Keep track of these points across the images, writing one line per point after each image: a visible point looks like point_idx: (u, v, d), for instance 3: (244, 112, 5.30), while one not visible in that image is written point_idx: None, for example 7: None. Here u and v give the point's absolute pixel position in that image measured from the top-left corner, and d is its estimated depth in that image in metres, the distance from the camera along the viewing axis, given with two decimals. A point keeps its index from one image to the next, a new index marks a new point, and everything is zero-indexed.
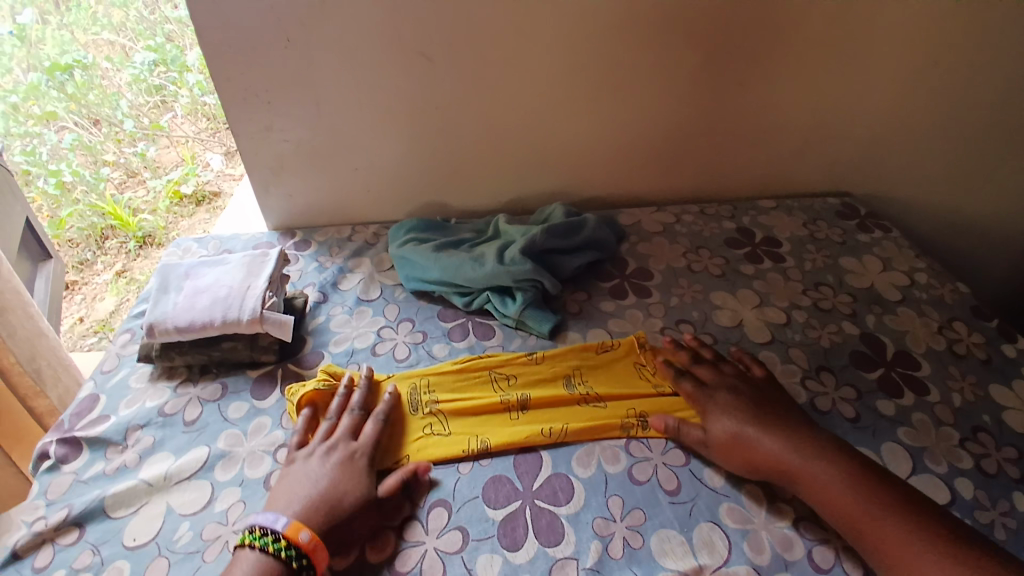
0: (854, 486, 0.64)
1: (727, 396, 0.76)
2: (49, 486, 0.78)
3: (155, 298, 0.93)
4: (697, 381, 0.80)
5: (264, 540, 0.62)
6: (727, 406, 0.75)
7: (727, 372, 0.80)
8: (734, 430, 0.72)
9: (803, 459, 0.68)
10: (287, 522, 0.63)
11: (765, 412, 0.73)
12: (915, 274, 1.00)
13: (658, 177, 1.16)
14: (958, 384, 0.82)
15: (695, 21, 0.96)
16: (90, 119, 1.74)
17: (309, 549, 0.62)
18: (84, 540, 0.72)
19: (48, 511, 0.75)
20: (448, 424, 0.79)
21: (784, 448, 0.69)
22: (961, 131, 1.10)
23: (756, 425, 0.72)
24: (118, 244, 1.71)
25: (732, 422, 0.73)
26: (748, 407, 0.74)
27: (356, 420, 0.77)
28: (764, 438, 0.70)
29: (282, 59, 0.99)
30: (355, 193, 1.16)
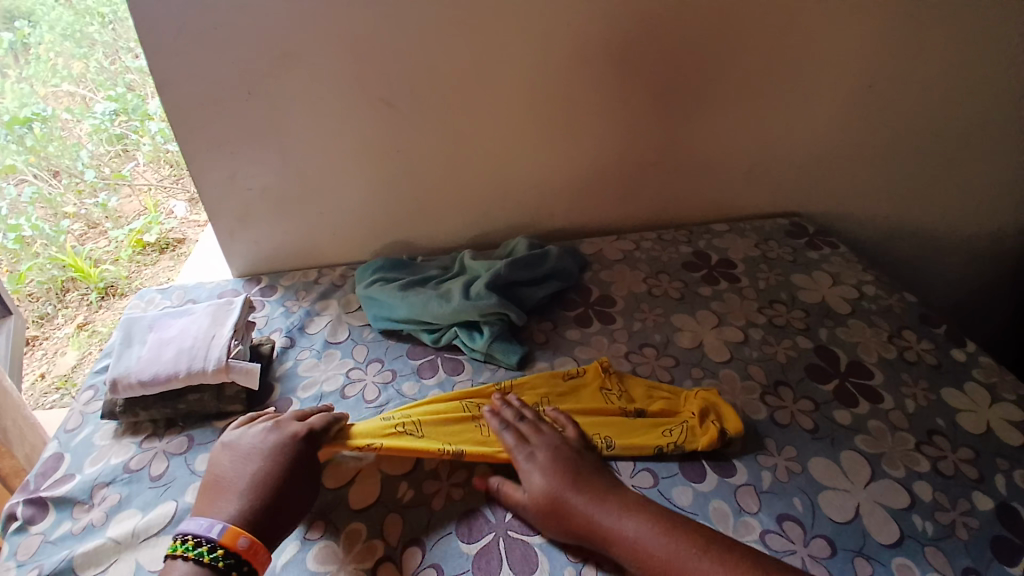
0: (664, 539, 0.63)
1: (546, 453, 0.74)
2: (18, 547, 0.76)
3: (118, 353, 0.92)
4: (521, 439, 0.77)
5: (197, 551, 0.62)
6: (548, 467, 0.71)
7: (548, 432, 0.77)
8: (553, 494, 0.68)
9: (615, 516, 0.65)
10: (223, 530, 0.63)
11: (574, 473, 0.71)
12: (864, 287, 1.05)
13: (617, 207, 1.21)
14: (911, 389, 0.86)
15: (641, 59, 1.02)
16: (49, 170, 1.69)
17: (247, 554, 0.62)
18: None
19: (19, 572, 0.72)
20: (420, 428, 0.81)
21: (598, 510, 0.66)
22: (896, 150, 1.17)
23: (570, 486, 0.69)
24: (80, 295, 1.68)
25: (550, 484, 0.69)
26: (562, 465, 0.71)
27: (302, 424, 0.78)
28: (576, 497, 0.68)
29: (243, 110, 1.01)
30: (320, 236, 1.17)
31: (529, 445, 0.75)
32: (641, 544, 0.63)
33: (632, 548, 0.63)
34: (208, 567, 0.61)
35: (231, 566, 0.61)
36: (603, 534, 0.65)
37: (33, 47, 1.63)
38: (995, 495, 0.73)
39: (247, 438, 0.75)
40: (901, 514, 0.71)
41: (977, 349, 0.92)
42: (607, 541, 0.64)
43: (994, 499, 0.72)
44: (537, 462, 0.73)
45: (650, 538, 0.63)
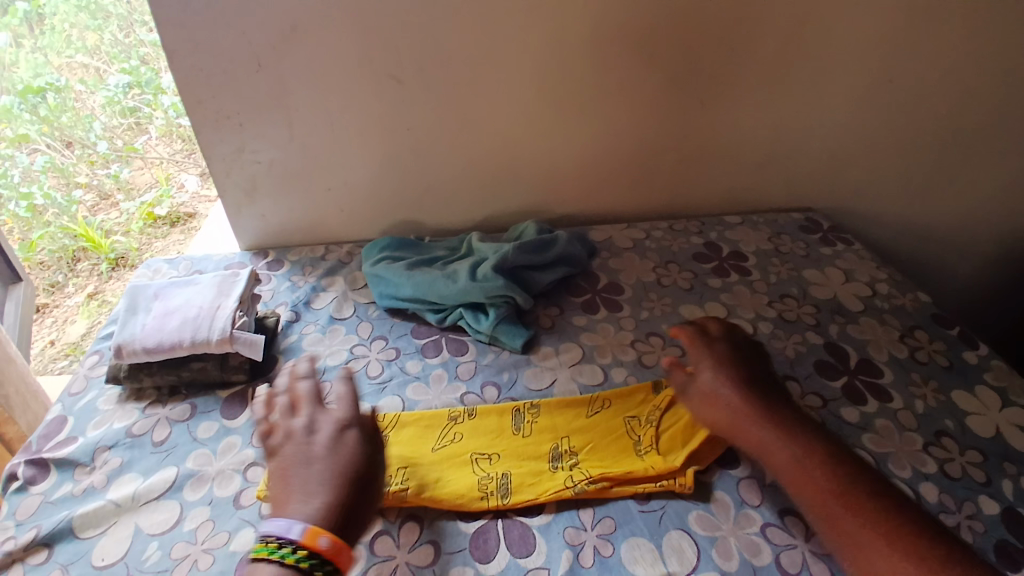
0: (839, 485, 0.62)
1: (742, 373, 0.76)
2: (18, 506, 0.77)
3: (124, 319, 0.92)
4: (706, 333, 0.82)
5: (280, 553, 0.60)
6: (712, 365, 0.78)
7: (738, 357, 0.79)
8: (732, 412, 0.72)
9: (786, 443, 0.67)
10: (303, 530, 0.61)
11: (772, 407, 0.71)
12: (876, 285, 1.04)
13: (629, 194, 1.19)
14: (919, 390, 0.85)
15: (655, 45, 1.00)
16: (63, 142, 1.70)
17: (331, 553, 0.61)
18: (54, 560, 0.71)
19: (18, 531, 0.74)
20: (455, 433, 0.80)
21: (772, 435, 0.68)
22: (915, 146, 1.15)
23: (724, 386, 0.74)
24: (91, 266, 1.68)
25: (737, 402, 0.72)
26: (748, 389, 0.73)
27: (310, 383, 0.79)
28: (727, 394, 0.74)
29: (252, 82, 1.00)
30: (328, 213, 1.16)
31: (711, 338, 0.81)
32: (815, 480, 0.63)
33: (804, 482, 0.64)
34: (292, 568, 0.59)
35: (316, 565, 0.59)
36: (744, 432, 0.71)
37: (47, 18, 1.66)
38: (1001, 499, 0.72)
39: (303, 427, 0.72)
40: None
41: (989, 352, 0.91)
42: (783, 471, 0.66)
43: (1000, 504, 0.71)
44: (715, 354, 0.79)
45: (827, 477, 0.63)
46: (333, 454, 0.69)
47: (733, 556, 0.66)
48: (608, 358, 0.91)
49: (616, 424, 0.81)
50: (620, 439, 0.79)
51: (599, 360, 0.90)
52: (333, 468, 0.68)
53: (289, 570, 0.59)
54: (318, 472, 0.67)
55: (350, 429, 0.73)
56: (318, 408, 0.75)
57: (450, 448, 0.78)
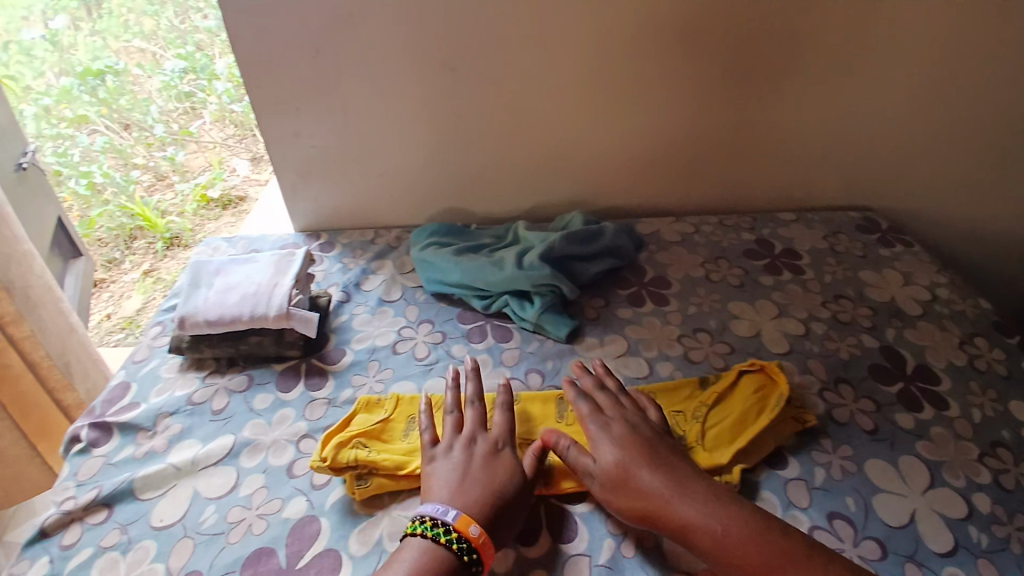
0: (726, 531, 0.61)
1: (622, 431, 0.72)
2: (79, 468, 0.82)
3: (187, 293, 0.97)
4: (596, 408, 0.76)
5: (434, 531, 0.63)
6: (610, 442, 0.71)
7: (628, 407, 0.76)
8: (622, 466, 0.68)
9: (681, 498, 0.64)
10: (458, 516, 0.64)
11: (675, 459, 0.68)
12: (937, 289, 0.99)
13: (678, 188, 1.17)
14: (978, 399, 0.82)
15: (713, 35, 0.98)
16: (121, 124, 1.82)
17: (478, 543, 0.62)
18: (112, 520, 0.75)
19: (78, 491, 0.78)
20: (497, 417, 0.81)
21: (666, 487, 0.65)
22: (987, 146, 1.09)
23: (642, 466, 0.67)
24: (146, 244, 1.74)
25: (619, 456, 0.69)
26: (631, 441, 0.70)
27: (479, 406, 0.78)
28: (645, 477, 0.66)
29: (312, 68, 1.02)
30: (379, 198, 1.19)
31: (606, 417, 0.74)
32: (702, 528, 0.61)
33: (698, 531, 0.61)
34: (442, 548, 0.62)
35: (464, 550, 0.62)
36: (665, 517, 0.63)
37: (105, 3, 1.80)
38: None
39: (462, 438, 0.74)
40: (957, 523, 0.68)
41: None
42: (679, 524, 0.62)
43: None
44: (614, 433, 0.72)
45: (711, 524, 0.62)
46: (490, 471, 0.69)
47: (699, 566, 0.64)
48: (654, 351, 0.90)
49: None
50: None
51: (645, 353, 0.90)
52: (491, 482, 0.68)
53: (441, 549, 0.62)
54: (473, 479, 0.68)
55: (504, 449, 0.73)
56: (481, 425, 0.76)
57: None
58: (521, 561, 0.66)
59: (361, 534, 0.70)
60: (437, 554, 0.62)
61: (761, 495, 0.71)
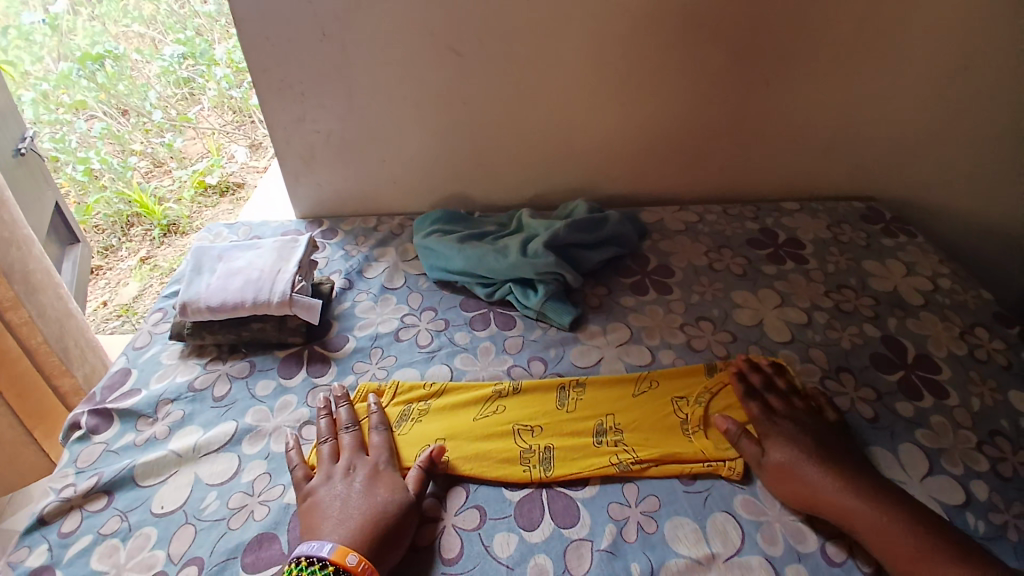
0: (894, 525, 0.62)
1: (794, 427, 0.74)
2: (79, 455, 0.82)
3: (189, 279, 0.97)
4: (769, 406, 0.77)
5: (311, 570, 0.61)
6: (783, 436, 0.73)
7: (798, 407, 0.77)
8: (792, 460, 0.70)
9: (850, 490, 0.66)
10: (333, 548, 0.62)
11: (836, 455, 0.70)
12: (939, 279, 1.00)
13: (682, 177, 1.17)
14: (978, 388, 0.82)
15: (724, 22, 0.97)
16: (118, 109, 1.79)
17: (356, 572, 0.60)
18: (113, 507, 0.75)
19: (78, 478, 0.79)
20: (499, 404, 0.82)
21: (837, 480, 0.67)
22: (995, 138, 1.08)
23: (811, 460, 0.69)
24: (143, 231, 1.71)
25: (790, 451, 0.71)
26: (796, 433, 0.73)
27: (356, 431, 0.78)
28: (817, 469, 0.68)
29: (317, 52, 1.01)
30: (381, 184, 1.18)
31: (777, 414, 0.76)
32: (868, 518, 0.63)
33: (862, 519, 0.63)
34: None
35: None
36: (832, 504, 0.65)
37: None
38: None
39: (338, 468, 0.73)
40: (955, 511, 0.68)
41: None
42: (843, 511, 0.64)
43: None
44: (786, 429, 0.74)
45: (877, 516, 0.63)
46: (371, 493, 0.69)
47: (813, 539, 0.66)
48: (656, 340, 0.90)
49: (662, 406, 0.81)
50: (666, 419, 0.79)
51: (647, 342, 0.90)
52: (375, 504, 0.67)
53: None
54: (353, 507, 0.67)
55: (385, 471, 0.73)
56: (359, 451, 0.76)
57: (492, 419, 0.80)
58: (523, 546, 0.67)
59: None
60: None
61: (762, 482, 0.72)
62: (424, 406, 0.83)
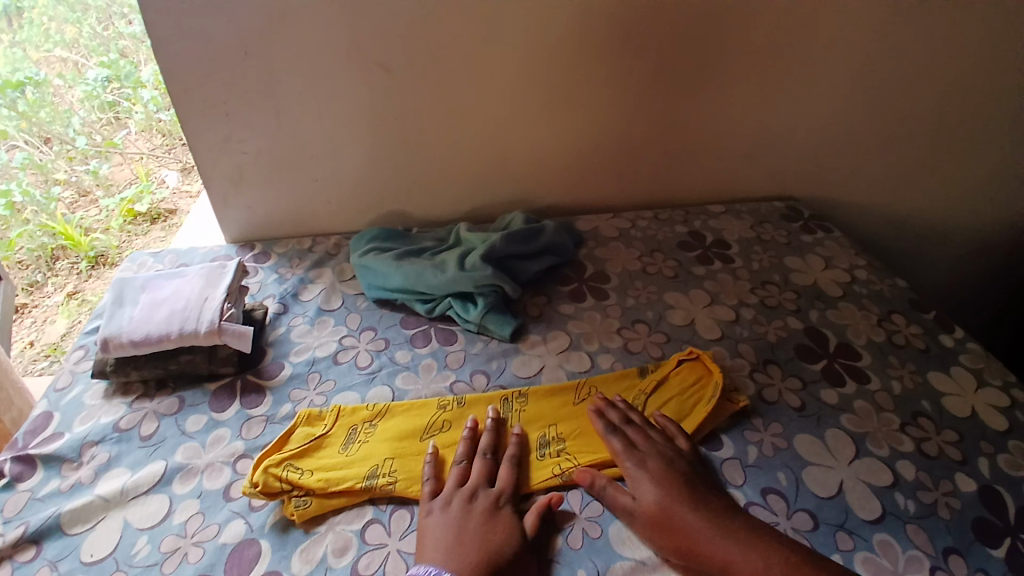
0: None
1: (659, 467, 0.72)
2: (3, 504, 0.76)
3: (110, 312, 0.92)
4: (630, 442, 0.75)
5: None
6: (650, 480, 0.70)
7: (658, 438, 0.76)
8: (663, 508, 0.68)
9: (723, 535, 0.65)
10: None
11: (710, 505, 0.68)
12: (855, 271, 1.06)
13: (614, 185, 1.21)
14: (897, 371, 0.88)
15: (643, 34, 1.01)
16: (41, 137, 1.64)
17: None
18: (42, 557, 0.70)
19: (4, 529, 0.73)
20: (443, 421, 0.81)
21: (710, 527, 0.65)
22: (896, 137, 1.17)
23: (683, 504, 0.68)
24: (69, 264, 1.60)
25: (659, 496, 0.69)
26: (671, 481, 0.70)
27: (491, 457, 0.76)
28: (688, 518, 0.66)
29: (240, 72, 0.99)
30: (315, 205, 1.16)
31: (640, 453, 0.74)
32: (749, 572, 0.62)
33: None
34: None
35: None
36: (712, 556, 0.64)
37: (25, 11, 1.57)
38: (978, 477, 0.74)
39: (462, 494, 0.71)
40: (884, 492, 0.72)
41: (965, 335, 0.93)
42: (727, 565, 0.63)
43: (976, 481, 0.74)
44: (652, 471, 0.72)
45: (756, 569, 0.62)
46: (488, 533, 0.66)
47: None
48: (595, 345, 0.92)
49: None
50: None
51: (586, 347, 0.92)
52: (487, 546, 0.65)
53: None
54: (467, 542, 0.65)
55: (507, 506, 0.70)
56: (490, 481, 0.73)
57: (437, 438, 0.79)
58: None
59: (302, 554, 0.68)
60: None
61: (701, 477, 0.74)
62: (368, 428, 0.81)
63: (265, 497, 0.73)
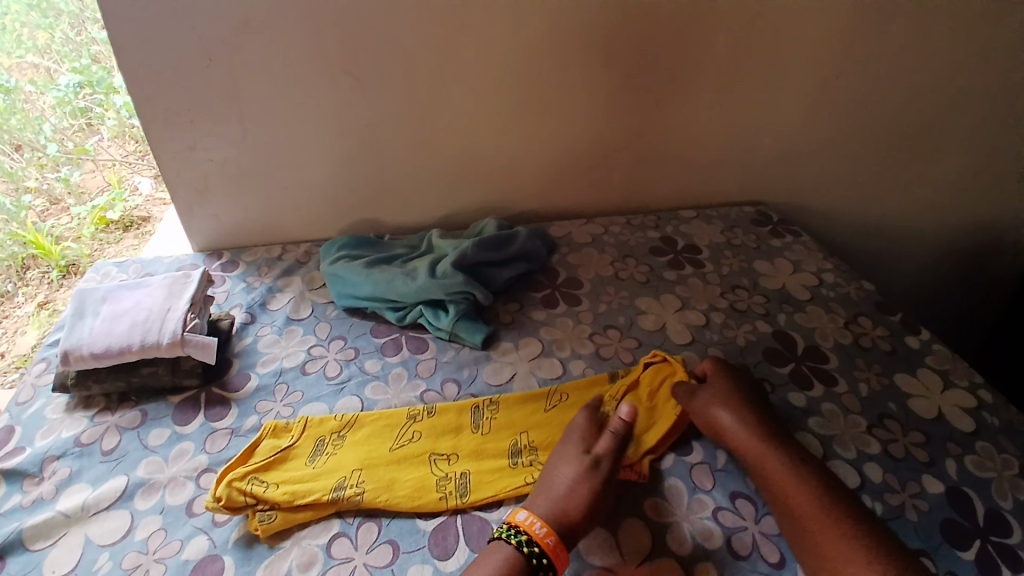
0: (817, 489, 0.67)
1: (727, 381, 0.81)
2: None
3: (70, 325, 0.89)
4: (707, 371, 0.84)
5: (512, 535, 0.65)
6: (718, 386, 0.80)
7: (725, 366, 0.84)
8: (719, 406, 0.77)
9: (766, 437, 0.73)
10: (529, 517, 0.67)
11: (764, 419, 0.76)
12: (824, 274, 1.08)
13: (587, 191, 1.21)
14: (864, 374, 0.89)
15: (611, 42, 1.02)
16: (10, 145, 1.46)
17: (547, 545, 0.64)
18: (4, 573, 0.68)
19: None
20: (411, 430, 0.80)
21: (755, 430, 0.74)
22: (860, 142, 1.19)
23: (739, 409, 0.76)
24: (40, 274, 1.46)
25: (721, 398, 0.78)
26: (739, 403, 0.77)
27: (591, 413, 0.80)
28: (740, 418, 0.76)
29: (203, 80, 0.98)
30: (285, 212, 1.15)
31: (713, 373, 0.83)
32: (801, 491, 0.67)
33: (796, 494, 0.67)
34: (517, 550, 0.64)
35: (533, 552, 0.63)
36: (750, 449, 0.73)
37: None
38: (946, 479, 0.75)
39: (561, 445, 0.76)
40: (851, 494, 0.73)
41: (930, 337, 0.95)
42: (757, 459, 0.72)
43: (942, 482, 0.75)
44: (720, 384, 0.81)
45: (809, 488, 0.67)
46: (574, 472, 0.72)
47: (715, 535, 0.68)
48: (566, 351, 0.92)
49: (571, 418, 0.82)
50: None
51: (558, 354, 0.92)
52: (572, 482, 0.70)
53: (512, 548, 0.64)
54: (554, 481, 0.71)
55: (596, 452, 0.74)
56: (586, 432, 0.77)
57: (405, 448, 0.78)
58: None
59: (267, 571, 0.67)
60: (511, 555, 0.63)
61: (669, 481, 0.74)
62: (336, 439, 0.80)
63: (229, 511, 0.72)
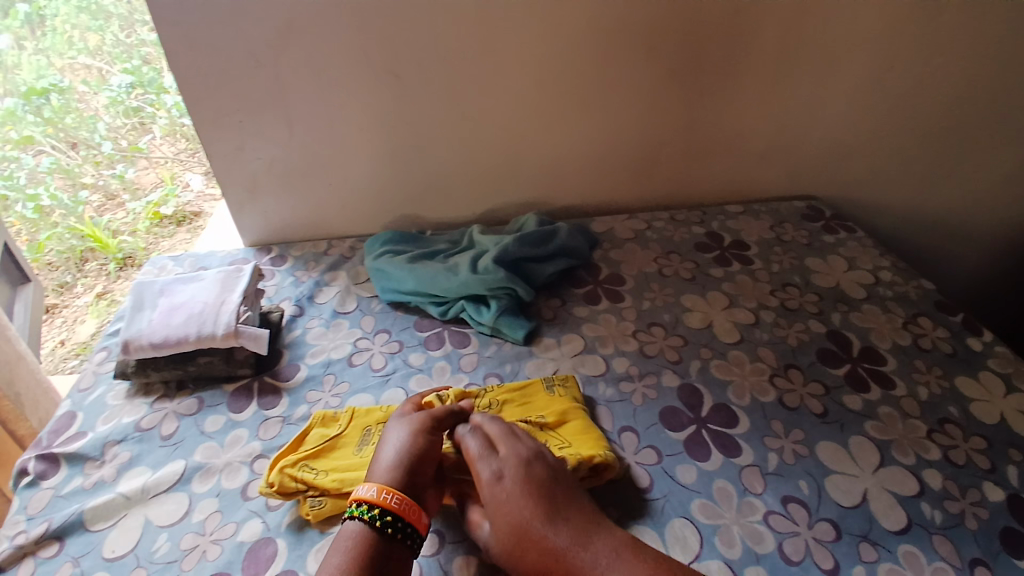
0: None
1: (517, 474, 0.65)
2: (29, 502, 0.78)
3: (129, 316, 0.94)
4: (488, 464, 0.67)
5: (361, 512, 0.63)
6: (502, 496, 0.64)
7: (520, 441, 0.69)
8: (518, 529, 0.61)
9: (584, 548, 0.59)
10: (370, 489, 0.64)
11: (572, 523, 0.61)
12: (880, 272, 1.03)
13: (630, 186, 1.19)
14: (923, 376, 0.85)
15: (654, 35, 1.00)
16: (67, 142, 1.58)
17: (399, 510, 0.63)
18: (66, 553, 0.72)
19: (30, 525, 0.75)
20: None
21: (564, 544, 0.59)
22: (918, 134, 1.13)
23: (539, 520, 0.61)
24: (98, 266, 1.55)
25: (514, 514, 0.62)
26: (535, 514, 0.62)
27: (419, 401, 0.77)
28: (545, 536, 0.60)
29: (251, 81, 1.00)
30: (330, 208, 1.17)
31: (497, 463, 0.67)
32: None
33: None
34: (372, 526, 0.62)
35: (388, 522, 0.62)
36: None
37: (48, 20, 1.51)
38: (1006, 486, 0.71)
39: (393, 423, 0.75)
40: (910, 501, 0.70)
41: (994, 338, 0.90)
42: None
43: (1008, 491, 0.70)
44: (505, 486, 0.65)
45: None
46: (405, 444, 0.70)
47: (766, 541, 0.66)
48: (610, 348, 0.91)
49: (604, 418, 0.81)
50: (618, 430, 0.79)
51: (601, 351, 0.91)
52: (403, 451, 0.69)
53: (365, 527, 0.62)
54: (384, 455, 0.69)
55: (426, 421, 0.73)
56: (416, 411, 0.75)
57: None
58: (484, 568, 0.65)
59: (316, 555, 0.68)
60: (365, 533, 0.61)
61: (718, 483, 0.72)
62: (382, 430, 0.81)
63: (280, 496, 0.73)
